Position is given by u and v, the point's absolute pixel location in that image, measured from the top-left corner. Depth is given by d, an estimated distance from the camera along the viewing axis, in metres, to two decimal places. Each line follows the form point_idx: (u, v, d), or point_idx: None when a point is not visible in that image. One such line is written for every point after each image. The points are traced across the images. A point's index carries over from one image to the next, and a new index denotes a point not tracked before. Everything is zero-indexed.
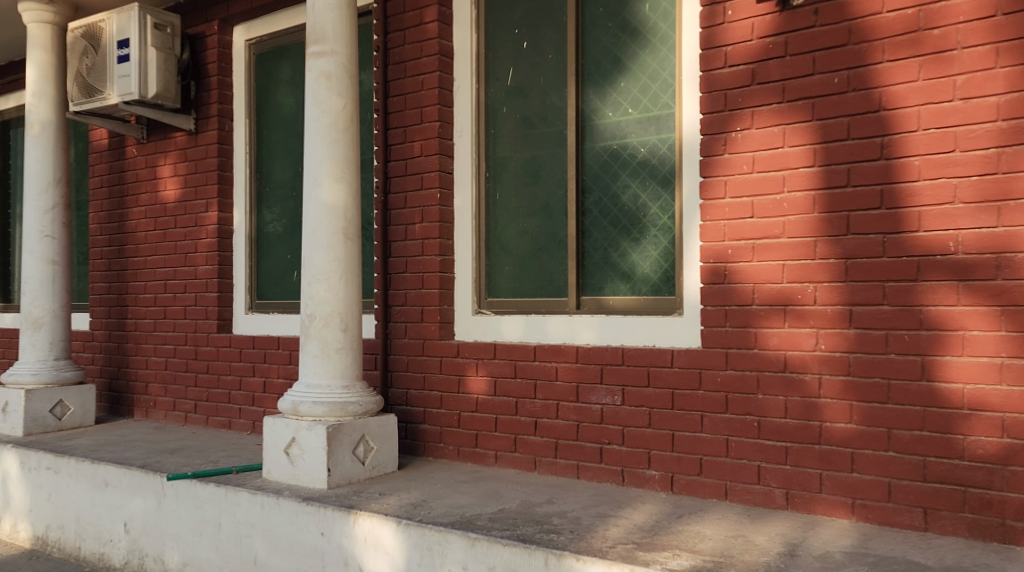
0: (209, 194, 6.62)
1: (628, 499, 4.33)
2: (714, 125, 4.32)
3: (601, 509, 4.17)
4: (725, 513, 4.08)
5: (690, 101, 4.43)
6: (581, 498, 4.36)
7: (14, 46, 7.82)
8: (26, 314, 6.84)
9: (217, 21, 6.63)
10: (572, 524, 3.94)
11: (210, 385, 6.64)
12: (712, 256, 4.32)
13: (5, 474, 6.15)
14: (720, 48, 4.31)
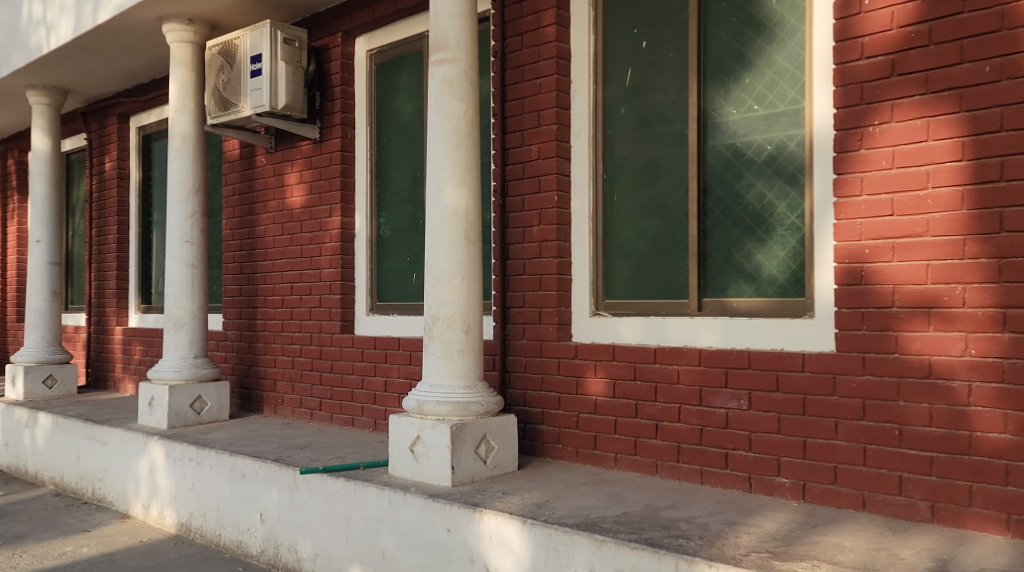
0: (333, 200, 6.83)
1: (757, 506, 4.27)
2: (849, 120, 4.23)
3: (730, 516, 4.14)
4: (864, 525, 3.98)
5: (822, 96, 4.36)
6: (708, 504, 4.33)
7: (154, 63, 8.24)
8: (169, 314, 7.22)
9: (342, 33, 6.83)
10: (701, 530, 3.92)
11: (334, 384, 6.84)
12: (847, 256, 4.24)
13: (153, 465, 6.61)
14: (856, 39, 4.23)
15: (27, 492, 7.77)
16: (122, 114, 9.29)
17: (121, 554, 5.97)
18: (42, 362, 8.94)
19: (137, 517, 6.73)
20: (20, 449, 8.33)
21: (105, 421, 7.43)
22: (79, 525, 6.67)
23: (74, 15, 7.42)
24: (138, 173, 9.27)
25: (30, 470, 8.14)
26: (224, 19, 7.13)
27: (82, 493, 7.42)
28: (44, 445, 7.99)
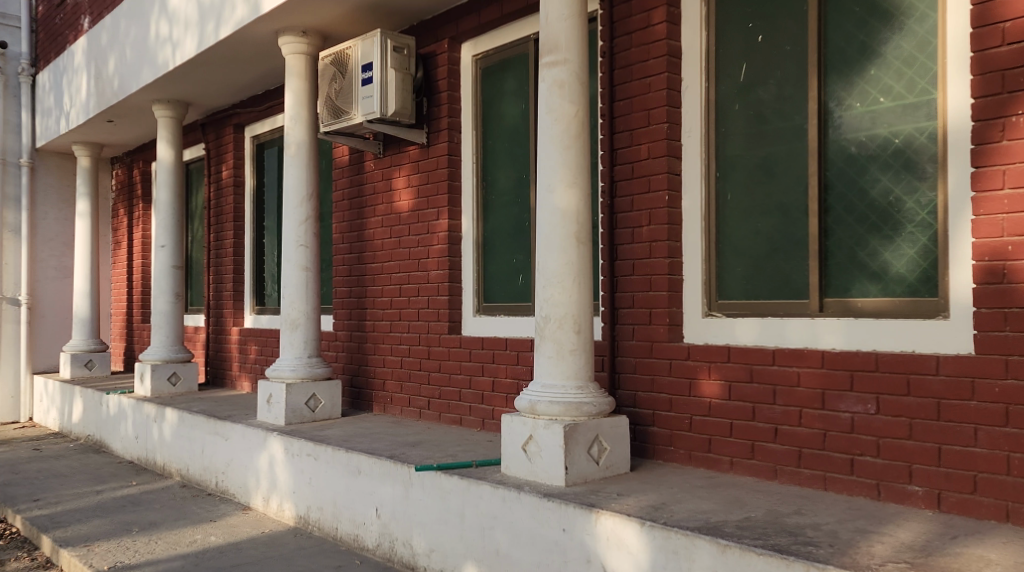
0: (441, 202, 6.92)
1: (889, 515, 4.16)
2: (989, 109, 4.11)
3: (860, 524, 4.04)
4: (1008, 537, 3.84)
5: (957, 84, 4.24)
6: (835, 511, 4.23)
7: (269, 73, 8.50)
8: (286, 315, 7.45)
9: (448, 39, 6.92)
10: (830, 537, 3.85)
11: (442, 383, 6.92)
12: (988, 253, 4.09)
13: (272, 460, 6.85)
14: (997, 24, 4.10)
15: (155, 483, 8.16)
16: (239, 125, 9.61)
17: (245, 544, 6.25)
18: (167, 361, 9.32)
19: (257, 509, 6.99)
20: (148, 442, 8.76)
21: (227, 417, 7.73)
22: (205, 515, 7.00)
23: (197, 32, 7.75)
24: (252, 180, 9.56)
25: (158, 462, 8.55)
26: (335, 30, 7.31)
27: (206, 485, 7.77)
28: (171, 439, 8.38)
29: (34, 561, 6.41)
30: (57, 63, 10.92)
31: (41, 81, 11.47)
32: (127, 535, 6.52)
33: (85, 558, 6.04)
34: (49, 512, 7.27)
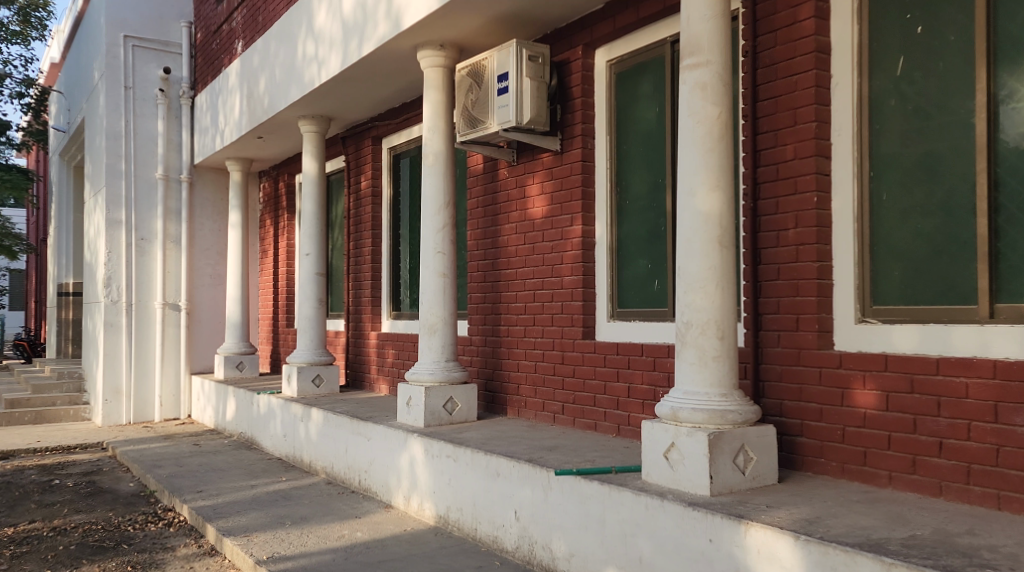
0: (575, 208, 6.90)
1: None
2: None
3: None
4: None
5: None
6: (1011, 532, 4.02)
7: (409, 85, 8.71)
8: (424, 320, 7.59)
9: (582, 45, 6.91)
10: (1009, 560, 3.68)
11: (576, 388, 6.89)
12: None
13: (413, 459, 7.06)
14: None
15: (304, 480, 8.52)
16: (376, 137, 9.88)
17: (389, 540, 6.56)
18: (312, 363, 9.62)
19: (398, 507, 7.27)
20: (296, 440, 9.12)
21: (370, 417, 7.97)
22: (350, 511, 7.37)
23: (342, 49, 8.17)
24: (389, 190, 9.77)
25: (305, 459, 8.90)
26: (471, 41, 7.43)
27: (350, 483, 8.06)
28: (317, 438, 8.70)
29: (201, 549, 7.06)
30: (213, 86, 11.47)
31: (199, 102, 12.05)
32: (282, 528, 7.04)
33: (248, 547, 6.58)
34: (211, 503, 7.91)
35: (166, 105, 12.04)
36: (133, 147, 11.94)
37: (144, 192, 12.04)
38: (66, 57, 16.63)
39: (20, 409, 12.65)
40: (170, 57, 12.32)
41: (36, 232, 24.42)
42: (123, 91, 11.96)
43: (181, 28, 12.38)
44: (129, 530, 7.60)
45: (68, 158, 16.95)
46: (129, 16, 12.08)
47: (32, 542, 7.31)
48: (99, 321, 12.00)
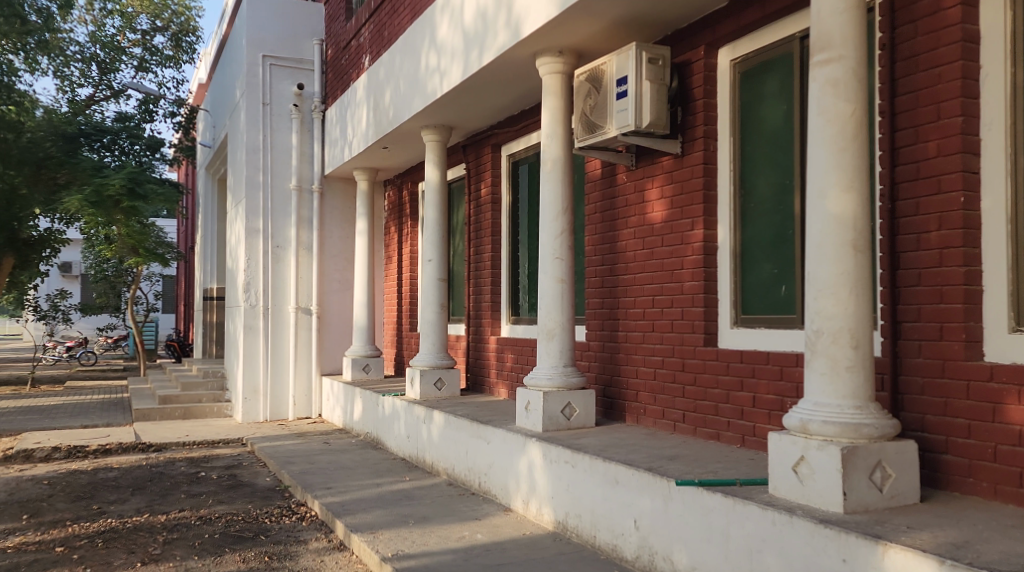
0: (696, 212, 6.73)
1: None
2: None
3: None
4: None
5: None
6: None
7: (530, 92, 8.69)
8: (542, 325, 7.55)
9: (704, 45, 6.75)
10: None
11: (698, 397, 6.71)
12: None
13: (532, 463, 7.03)
14: None
15: (426, 480, 8.59)
16: (496, 145, 9.90)
17: (509, 544, 6.57)
18: (434, 366, 9.70)
19: (517, 510, 7.25)
20: (418, 441, 9.21)
21: (489, 420, 7.98)
22: (470, 513, 7.40)
23: (462, 59, 8.26)
24: (508, 196, 9.77)
25: (427, 460, 8.98)
26: (590, 46, 7.36)
27: (469, 486, 8.08)
28: (438, 439, 8.75)
29: (331, 543, 7.30)
30: (342, 99, 11.73)
31: (330, 116, 12.30)
32: (406, 526, 7.18)
33: (374, 545, 6.75)
34: (339, 499, 8.11)
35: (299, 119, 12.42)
36: (270, 159, 12.32)
37: (281, 203, 12.40)
38: (212, 76, 17.46)
39: (169, 404, 13.36)
40: (303, 73, 12.65)
41: (186, 240, 25.62)
42: (261, 107, 12.37)
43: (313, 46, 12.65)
44: (266, 522, 7.91)
45: (212, 170, 17.70)
46: (266, 35, 12.51)
47: (181, 530, 7.74)
48: (238, 324, 12.45)
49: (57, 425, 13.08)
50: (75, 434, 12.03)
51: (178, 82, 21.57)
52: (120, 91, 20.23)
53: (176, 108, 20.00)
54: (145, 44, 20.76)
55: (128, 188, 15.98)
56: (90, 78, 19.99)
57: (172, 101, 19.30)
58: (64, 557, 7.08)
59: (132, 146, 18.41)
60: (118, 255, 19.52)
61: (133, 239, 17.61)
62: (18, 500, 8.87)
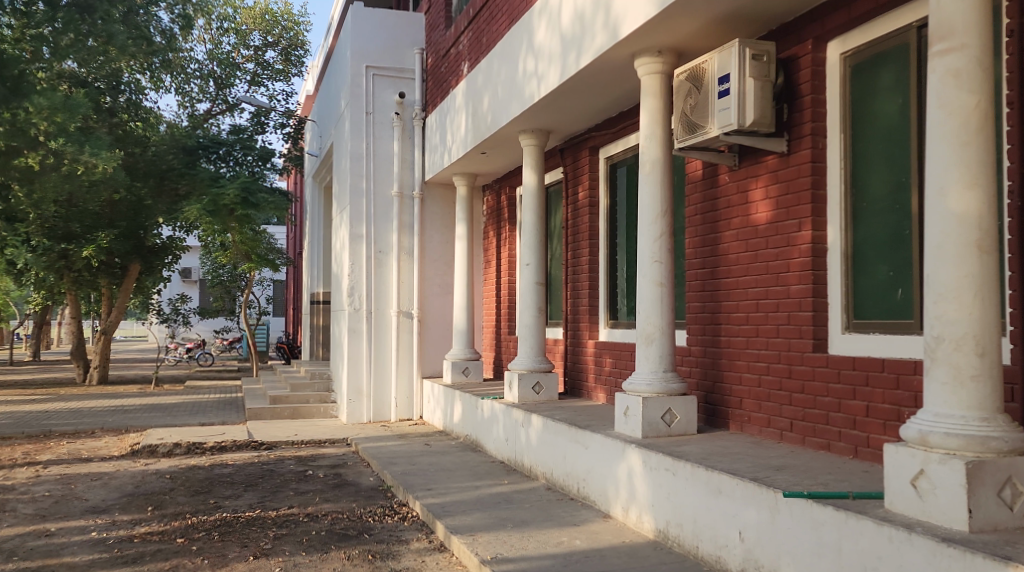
0: (803, 213, 6.48)
1: None
2: None
3: None
4: None
5: None
6: None
7: (631, 93, 8.55)
8: (641, 329, 7.39)
9: (812, 39, 6.52)
10: None
11: (807, 405, 6.45)
12: None
13: (631, 470, 6.89)
14: None
15: (525, 484, 8.52)
16: (594, 147, 9.77)
17: (608, 551, 6.45)
18: (532, 370, 9.62)
19: (617, 517, 7.11)
20: (517, 445, 9.14)
21: (588, 425, 7.86)
22: (569, 518, 7.29)
23: (560, 63, 8.17)
24: (605, 199, 9.64)
25: (525, 464, 8.91)
26: (692, 44, 7.19)
27: (568, 491, 7.97)
28: (537, 443, 8.66)
29: (432, 544, 7.30)
30: (442, 107, 11.76)
31: (430, 123, 12.35)
32: (505, 530, 7.12)
33: (473, 547, 6.72)
34: (440, 500, 8.08)
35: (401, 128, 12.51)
36: (373, 166, 12.48)
37: (382, 208, 12.54)
38: (318, 88, 17.85)
39: (279, 405, 13.68)
40: (404, 82, 12.74)
41: (295, 245, 26.23)
42: (364, 116, 12.54)
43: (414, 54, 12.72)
44: (369, 521, 7.95)
45: (318, 179, 18.03)
46: (369, 46, 12.65)
47: (290, 526, 7.84)
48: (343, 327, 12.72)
49: (174, 424, 13.51)
50: (192, 431, 12.41)
51: (287, 95, 22.17)
52: (235, 105, 20.85)
53: (285, 119, 20.55)
54: (258, 59, 21.39)
55: (242, 197, 16.61)
56: (207, 93, 20.68)
57: (283, 113, 19.83)
58: (183, 548, 7.28)
59: (246, 157, 18.81)
60: (232, 261, 20.14)
61: (246, 246, 18.14)
62: (142, 492, 9.17)
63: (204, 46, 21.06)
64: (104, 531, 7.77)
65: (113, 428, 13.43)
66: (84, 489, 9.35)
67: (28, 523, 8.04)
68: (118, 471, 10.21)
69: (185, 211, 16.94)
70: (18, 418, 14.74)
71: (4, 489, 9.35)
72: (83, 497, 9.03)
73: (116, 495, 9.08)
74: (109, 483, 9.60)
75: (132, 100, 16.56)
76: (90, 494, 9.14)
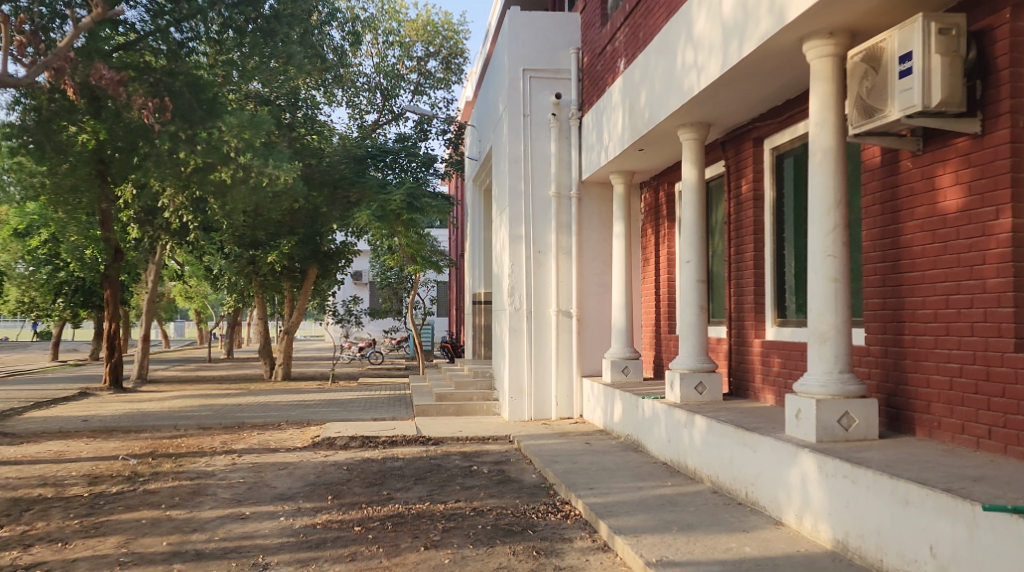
0: (1001, 199, 5.96)
1: None
2: None
3: None
4: None
5: None
6: None
7: (801, 79, 8.10)
8: (813, 328, 6.94)
9: (1009, 7, 5.97)
10: None
11: (1008, 411, 5.90)
12: None
13: (805, 476, 6.52)
14: None
15: (690, 486, 8.20)
16: (758, 139, 9.35)
17: (782, 560, 6.10)
18: (694, 370, 9.29)
19: (790, 525, 6.72)
20: (681, 447, 8.82)
21: (756, 427, 7.48)
22: (737, 524, 6.94)
23: (721, 52, 7.82)
24: (771, 192, 9.19)
25: (689, 467, 8.58)
26: (870, 24, 6.73)
27: (736, 495, 7.61)
28: (701, 445, 8.33)
29: (595, 543, 7.11)
30: (598, 106, 11.52)
31: (586, 122, 12.15)
32: (670, 532, 6.84)
33: (638, 548, 6.51)
34: (604, 500, 7.88)
35: (557, 128, 12.40)
36: (531, 168, 12.43)
37: (540, 209, 12.47)
38: (477, 93, 18.01)
39: (445, 402, 13.83)
40: (561, 83, 12.60)
41: (457, 247, 26.63)
42: (521, 118, 12.50)
43: (569, 54, 12.53)
44: (533, 517, 7.83)
45: (478, 182, 18.15)
46: (526, 49, 12.59)
47: (457, 519, 7.82)
48: (505, 326, 12.71)
49: (352, 418, 13.89)
50: (368, 425, 12.69)
51: (449, 102, 22.50)
52: (400, 115, 21.32)
53: (447, 126, 20.90)
54: (420, 69, 21.78)
55: (407, 202, 17.00)
56: (374, 105, 21.26)
57: (444, 120, 20.20)
58: (361, 536, 7.37)
59: (410, 164, 19.67)
60: (400, 264, 20.57)
61: (412, 250, 18.10)
62: (323, 482, 9.38)
63: (372, 60, 21.65)
64: (291, 517, 7.98)
65: (296, 421, 13.91)
66: (273, 477, 9.65)
67: (225, 506, 8.36)
68: (301, 461, 10.52)
69: (355, 219, 17.40)
70: (214, 410, 15.53)
71: (205, 474, 9.79)
72: (272, 484, 9.32)
73: (301, 483, 9.33)
74: (295, 472, 9.89)
75: (307, 115, 17.58)
76: (278, 481, 9.44)
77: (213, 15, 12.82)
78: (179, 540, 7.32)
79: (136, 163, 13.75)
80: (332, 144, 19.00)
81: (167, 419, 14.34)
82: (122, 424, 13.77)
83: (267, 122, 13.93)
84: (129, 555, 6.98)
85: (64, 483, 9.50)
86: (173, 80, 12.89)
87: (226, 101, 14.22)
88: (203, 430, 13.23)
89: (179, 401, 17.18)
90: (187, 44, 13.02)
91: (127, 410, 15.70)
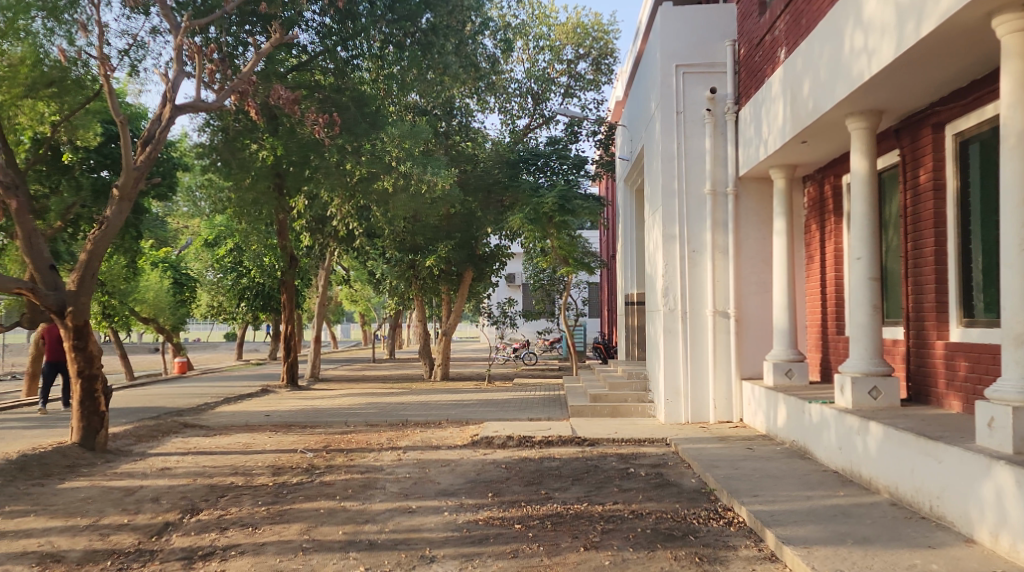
0: None
1: None
2: None
3: None
4: None
5: None
6: None
7: (988, 56, 7.39)
8: (1009, 329, 6.26)
9: None
10: None
11: None
12: None
13: (1001, 490, 5.88)
14: None
15: (864, 497, 7.59)
16: (937, 124, 8.62)
17: None
18: (867, 373, 8.62)
19: (983, 543, 6.08)
20: (854, 455, 8.19)
21: (941, 437, 6.83)
22: (921, 540, 6.33)
23: (896, 33, 7.20)
24: (954, 181, 8.44)
25: (864, 476, 7.96)
26: None
27: (919, 509, 6.96)
28: (877, 453, 7.71)
29: (761, 552, 6.65)
30: (757, 97, 10.95)
31: (742, 116, 11.60)
32: (845, 545, 6.31)
33: (809, 560, 6.02)
34: (770, 508, 7.38)
35: (712, 124, 11.89)
36: (685, 166, 11.97)
37: (695, 209, 11.98)
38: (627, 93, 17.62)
39: (600, 403, 13.51)
40: (716, 77, 12.08)
41: (610, 248, 26.21)
42: (675, 116, 12.06)
43: (726, 47, 12.01)
44: (694, 523, 7.43)
45: (630, 181, 17.75)
46: (680, 44, 12.11)
47: (615, 521, 7.50)
48: (660, 327, 12.29)
49: (511, 418, 13.77)
50: (523, 425, 12.51)
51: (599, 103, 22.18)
52: (551, 118, 21.18)
53: (597, 127, 20.60)
54: (570, 71, 21.55)
55: (560, 204, 16.82)
56: (525, 110, 21.19)
57: (596, 121, 19.90)
58: (522, 534, 7.16)
59: (561, 166, 19.41)
60: (554, 265, 20.37)
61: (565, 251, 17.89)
62: (484, 479, 9.24)
63: (523, 65, 21.59)
64: (455, 512, 7.86)
65: (457, 419, 13.89)
66: (437, 473, 9.59)
67: (393, 500, 8.33)
68: (462, 459, 10.42)
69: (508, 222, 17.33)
70: (380, 408, 15.76)
71: (374, 469, 9.83)
72: (436, 480, 9.25)
73: (463, 480, 9.22)
74: (457, 469, 9.79)
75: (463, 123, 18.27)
76: (441, 478, 9.36)
77: (375, 32, 13.09)
78: (354, 530, 7.31)
79: (309, 174, 14.14)
80: (486, 149, 19.05)
81: (340, 415, 14.63)
82: (300, 419, 14.15)
83: (426, 131, 14.00)
84: (309, 542, 7.00)
85: (251, 473, 9.73)
86: (339, 96, 13.45)
87: (386, 112, 14.40)
88: (371, 426, 13.40)
89: (349, 398, 17.59)
90: (352, 62, 13.43)
91: (304, 406, 16.14)
